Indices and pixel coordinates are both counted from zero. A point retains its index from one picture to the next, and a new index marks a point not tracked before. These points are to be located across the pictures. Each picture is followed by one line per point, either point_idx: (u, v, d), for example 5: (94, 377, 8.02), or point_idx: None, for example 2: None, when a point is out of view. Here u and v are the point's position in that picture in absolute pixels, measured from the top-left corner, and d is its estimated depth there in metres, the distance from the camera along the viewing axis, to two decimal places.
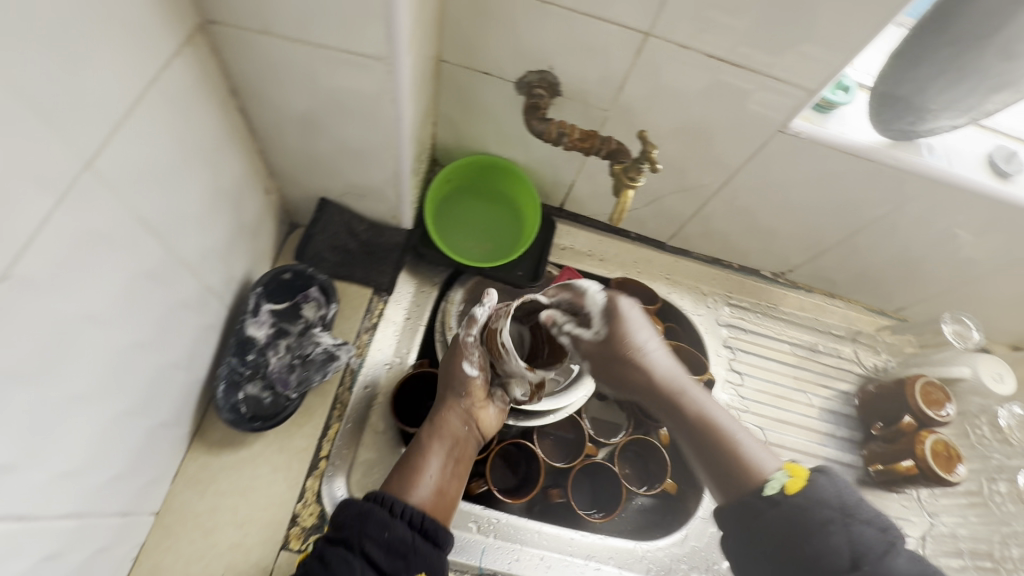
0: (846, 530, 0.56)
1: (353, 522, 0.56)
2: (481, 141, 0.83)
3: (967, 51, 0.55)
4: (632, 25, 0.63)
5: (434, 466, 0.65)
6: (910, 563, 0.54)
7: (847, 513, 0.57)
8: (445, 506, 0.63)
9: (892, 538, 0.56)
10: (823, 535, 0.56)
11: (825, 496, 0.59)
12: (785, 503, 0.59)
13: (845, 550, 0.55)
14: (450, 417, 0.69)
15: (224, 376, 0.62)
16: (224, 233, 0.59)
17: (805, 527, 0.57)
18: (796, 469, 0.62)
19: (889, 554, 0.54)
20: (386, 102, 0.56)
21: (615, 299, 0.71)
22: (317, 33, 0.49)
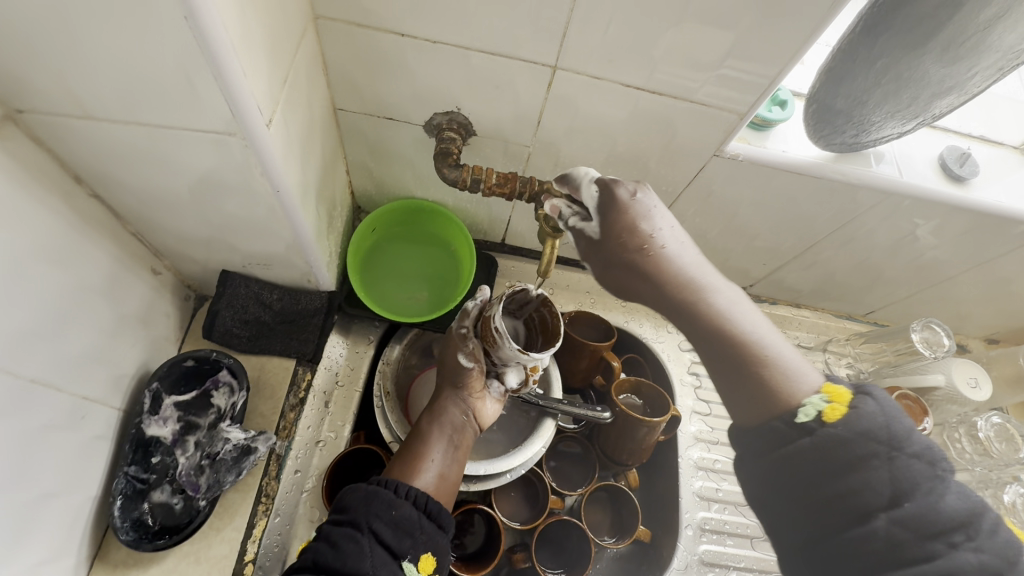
0: (891, 465, 0.46)
1: (359, 503, 0.55)
2: (404, 186, 0.79)
3: (902, 61, 0.53)
4: (538, 59, 0.56)
5: (436, 451, 0.64)
6: (960, 502, 0.45)
7: (894, 446, 0.47)
8: (445, 490, 0.62)
9: (942, 475, 0.46)
10: (863, 468, 0.47)
11: (870, 427, 0.48)
12: (821, 433, 0.49)
13: (887, 487, 0.46)
14: (448, 406, 0.68)
15: (121, 491, 0.59)
16: (101, 333, 0.57)
17: (841, 459, 0.48)
18: (837, 393, 0.51)
19: (937, 493, 0.45)
20: (254, 178, 0.50)
21: (611, 185, 0.58)
22: (149, 113, 0.42)
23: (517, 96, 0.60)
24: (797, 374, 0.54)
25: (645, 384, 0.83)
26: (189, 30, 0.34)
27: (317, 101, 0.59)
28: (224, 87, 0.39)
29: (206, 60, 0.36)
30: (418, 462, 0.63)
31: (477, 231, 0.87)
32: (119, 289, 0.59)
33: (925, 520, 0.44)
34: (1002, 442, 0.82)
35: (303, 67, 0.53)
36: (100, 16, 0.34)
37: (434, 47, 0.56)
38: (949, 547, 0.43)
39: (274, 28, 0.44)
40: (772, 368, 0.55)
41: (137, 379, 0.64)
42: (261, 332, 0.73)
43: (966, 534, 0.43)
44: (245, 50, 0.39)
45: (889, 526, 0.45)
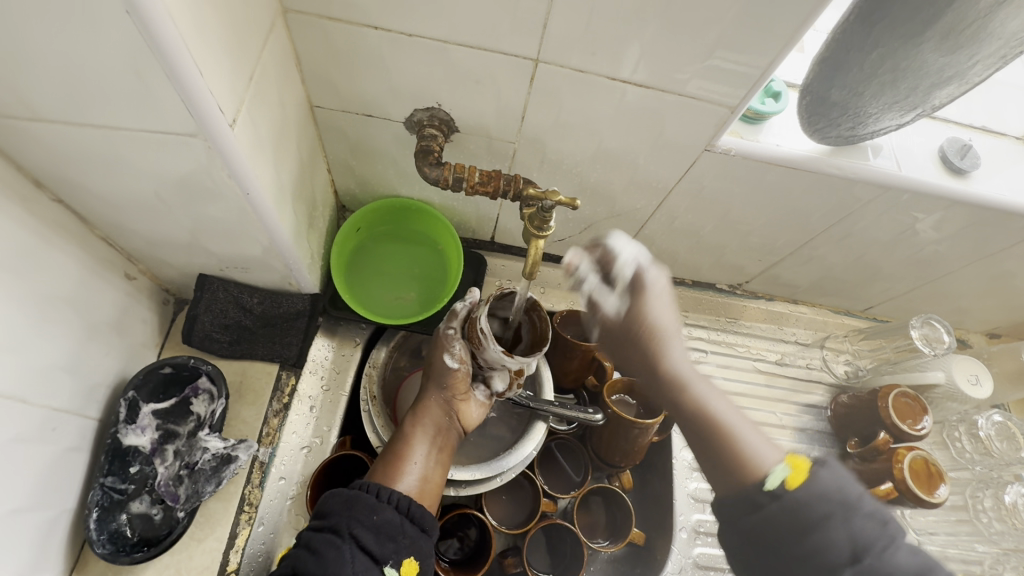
0: (847, 524, 0.47)
1: (340, 508, 0.53)
2: (388, 184, 0.76)
3: (898, 50, 0.50)
4: (518, 52, 0.54)
5: (420, 452, 0.63)
6: (912, 559, 0.45)
7: (849, 506, 0.48)
8: (428, 493, 0.61)
9: (899, 534, 0.46)
10: (821, 529, 0.47)
11: (827, 487, 0.49)
12: (787, 498, 0.49)
13: (845, 545, 0.46)
14: (432, 407, 0.66)
15: (97, 503, 0.58)
16: (70, 341, 0.55)
17: (801, 521, 0.48)
18: (796, 461, 0.51)
19: (891, 549, 0.45)
20: (222, 180, 0.48)
21: (639, 272, 0.67)
22: (108, 116, 0.40)
23: (498, 91, 0.58)
24: (759, 447, 0.55)
25: (638, 384, 0.80)
26: (135, 26, 0.33)
27: (292, 98, 0.57)
28: (177, 84, 0.37)
29: (156, 58, 0.35)
30: (401, 465, 0.61)
31: (465, 229, 0.85)
32: (90, 295, 0.57)
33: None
34: (1003, 440, 0.82)
35: (273, 64, 0.51)
36: (47, 17, 0.33)
37: (411, 41, 0.54)
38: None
39: (238, 23, 0.42)
40: (746, 441, 0.57)
41: (113, 387, 0.63)
42: (243, 336, 0.71)
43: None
44: (202, 47, 0.37)
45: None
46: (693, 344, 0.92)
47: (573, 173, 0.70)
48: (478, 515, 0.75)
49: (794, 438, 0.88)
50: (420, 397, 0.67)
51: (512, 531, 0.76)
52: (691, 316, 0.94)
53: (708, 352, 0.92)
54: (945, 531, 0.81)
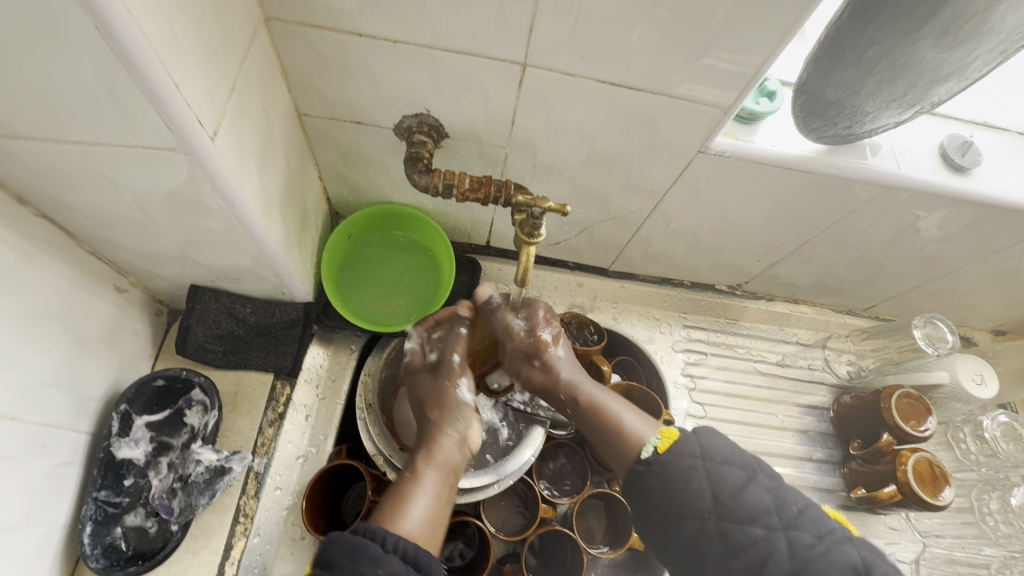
0: (708, 474, 0.54)
1: (343, 560, 0.46)
2: (380, 191, 0.76)
3: (895, 47, 0.49)
4: (505, 56, 0.53)
5: (428, 491, 0.57)
6: (767, 494, 0.52)
7: (709, 457, 0.55)
8: (435, 535, 0.54)
9: (753, 472, 0.54)
10: (685, 483, 0.54)
11: (689, 449, 0.56)
12: (655, 462, 0.56)
13: (708, 492, 0.53)
14: (443, 440, 0.61)
15: (90, 517, 0.58)
16: (58, 354, 0.55)
17: (670, 480, 0.55)
18: (668, 431, 0.59)
19: (747, 489, 0.52)
20: (204, 190, 0.48)
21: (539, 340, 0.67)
22: (89, 133, 0.41)
23: (486, 96, 0.58)
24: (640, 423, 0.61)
25: (638, 389, 0.79)
26: (103, 40, 0.34)
27: (277, 107, 0.57)
28: (146, 88, 0.37)
29: (129, 74, 0.36)
30: (408, 505, 0.55)
31: (461, 234, 0.84)
32: (76, 309, 0.58)
33: (741, 518, 0.51)
34: (1009, 442, 0.81)
35: (255, 74, 0.50)
36: (22, 43, 0.34)
37: (395, 47, 0.53)
38: (767, 532, 0.50)
39: (212, 33, 0.42)
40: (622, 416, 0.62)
41: (106, 401, 0.63)
42: (236, 346, 0.71)
43: (777, 516, 0.51)
44: (177, 62, 0.38)
45: (719, 527, 0.51)
46: (691, 346, 0.91)
47: (566, 177, 0.69)
48: (475, 522, 0.72)
49: (796, 440, 0.87)
50: (425, 430, 0.63)
51: (508, 538, 0.73)
52: (690, 318, 0.93)
53: (707, 354, 0.91)
54: (950, 534, 0.81)
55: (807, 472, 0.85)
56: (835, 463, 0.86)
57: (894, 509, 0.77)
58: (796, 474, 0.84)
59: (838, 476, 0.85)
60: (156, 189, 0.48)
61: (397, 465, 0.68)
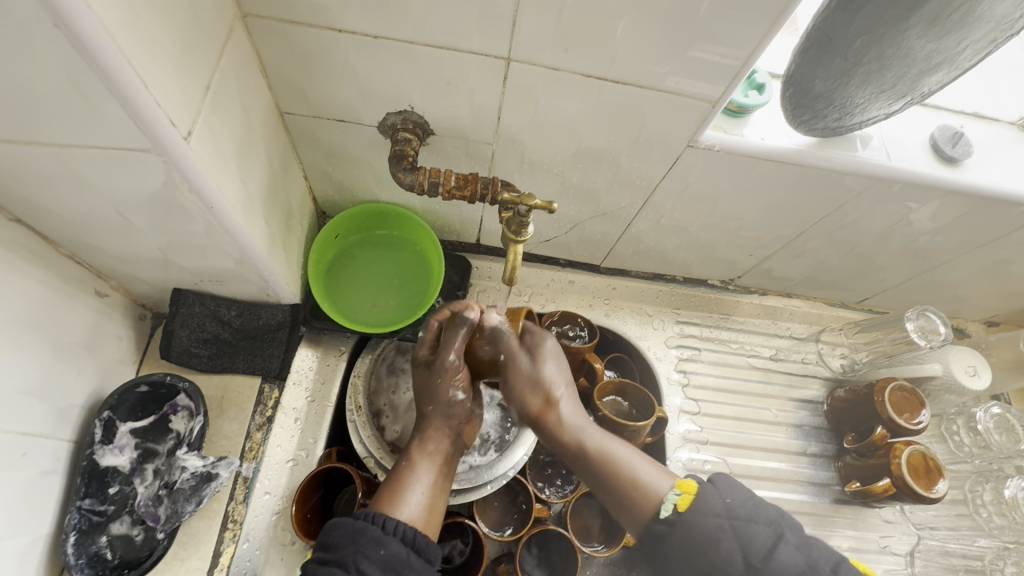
0: (737, 535, 0.52)
1: (345, 542, 0.51)
2: (367, 190, 0.75)
3: (883, 37, 0.48)
4: (489, 51, 0.52)
5: (423, 481, 0.61)
6: (797, 552, 0.51)
7: (734, 517, 0.53)
8: (431, 522, 0.59)
9: (780, 529, 0.52)
10: (713, 547, 0.52)
11: (713, 507, 0.54)
12: (680, 525, 0.55)
13: (738, 555, 0.51)
14: (433, 431, 0.65)
15: (74, 526, 0.56)
16: (37, 361, 0.54)
17: (699, 544, 0.53)
18: (686, 484, 0.57)
19: (776, 548, 0.51)
20: (182, 192, 0.46)
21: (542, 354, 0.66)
22: (58, 134, 0.40)
23: (471, 92, 0.57)
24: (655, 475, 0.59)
25: (631, 385, 0.78)
26: (63, 37, 0.32)
27: (257, 106, 0.56)
28: (111, 87, 0.35)
29: (93, 72, 0.34)
30: (405, 495, 0.59)
31: (450, 233, 0.83)
32: (55, 315, 0.56)
33: None
34: (1002, 433, 0.80)
35: (232, 72, 0.49)
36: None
37: (376, 43, 0.52)
38: None
39: (183, 30, 0.41)
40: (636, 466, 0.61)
41: (89, 408, 0.61)
42: (222, 350, 0.69)
43: None
44: (145, 59, 0.37)
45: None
46: (684, 341, 0.90)
47: (554, 173, 0.68)
48: (469, 522, 0.72)
49: (790, 434, 0.87)
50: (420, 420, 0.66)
51: (504, 539, 0.72)
52: (683, 313, 0.92)
53: (701, 349, 0.90)
54: (945, 526, 0.82)
55: (802, 466, 0.84)
56: (829, 457, 0.85)
57: (887, 502, 0.77)
58: (790, 469, 0.84)
59: (832, 470, 0.85)
60: (132, 191, 0.47)
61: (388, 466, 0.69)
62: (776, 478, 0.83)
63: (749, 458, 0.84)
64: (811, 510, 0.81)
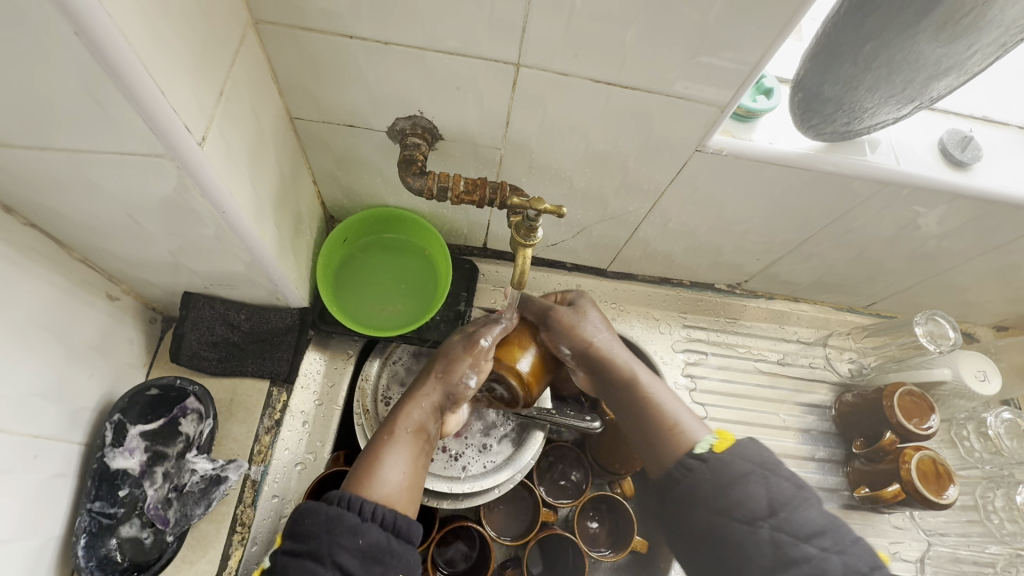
0: (766, 483, 0.51)
1: (319, 530, 0.47)
2: (375, 194, 0.75)
3: (892, 43, 0.48)
4: (499, 57, 0.52)
5: (404, 456, 0.58)
6: (822, 517, 0.49)
7: (768, 465, 0.52)
8: (409, 499, 0.55)
9: (809, 493, 0.51)
10: (743, 486, 0.51)
11: (749, 454, 0.53)
12: (712, 460, 0.53)
13: (763, 499, 0.50)
14: (418, 407, 0.62)
15: (84, 528, 0.57)
16: (52, 365, 0.55)
17: (725, 480, 0.52)
18: (723, 432, 0.56)
19: (803, 506, 0.50)
20: (194, 197, 0.47)
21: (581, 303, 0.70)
22: (75, 142, 0.41)
23: (480, 98, 0.57)
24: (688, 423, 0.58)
25: None
26: (82, 45, 0.33)
27: (268, 111, 0.56)
28: (127, 92, 0.36)
29: (113, 81, 0.35)
30: (381, 467, 0.55)
31: (457, 237, 0.83)
32: (68, 317, 0.57)
33: (794, 531, 0.48)
34: (1013, 438, 0.80)
35: (244, 78, 0.50)
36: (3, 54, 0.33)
37: (386, 48, 0.52)
38: (822, 551, 0.47)
39: (197, 35, 0.41)
40: (669, 411, 0.60)
41: (99, 410, 0.62)
42: (231, 353, 0.70)
43: (831, 539, 0.48)
44: (161, 65, 0.37)
45: (773, 536, 0.48)
46: (691, 345, 0.90)
47: (562, 177, 0.68)
48: (477, 527, 0.71)
49: (798, 439, 0.86)
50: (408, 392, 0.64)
51: (511, 543, 0.72)
52: (690, 317, 0.92)
53: (708, 354, 0.90)
54: (956, 532, 0.81)
55: (809, 472, 0.84)
56: (837, 462, 0.85)
57: (897, 508, 0.77)
58: (798, 474, 0.84)
59: (841, 475, 0.84)
60: (145, 196, 0.47)
61: None
62: None
63: None
64: None
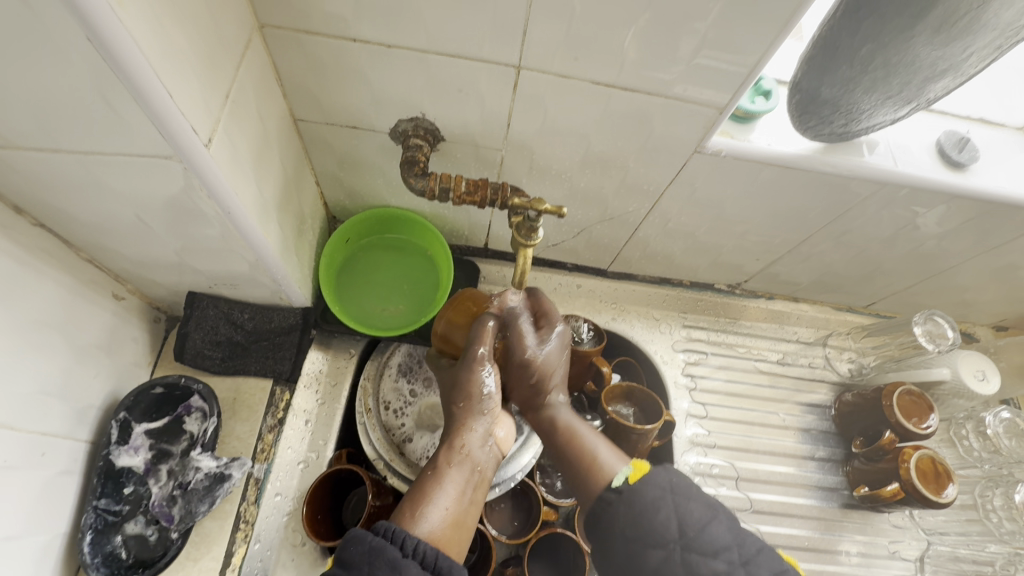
0: (676, 506, 0.53)
1: (360, 560, 0.46)
2: (377, 195, 0.76)
3: (889, 45, 0.49)
4: (500, 59, 0.53)
5: (451, 491, 0.56)
6: (728, 532, 0.51)
7: (676, 491, 0.54)
8: (455, 537, 0.54)
9: (716, 511, 0.53)
10: (653, 514, 0.52)
11: (657, 480, 0.55)
12: (625, 492, 0.54)
13: (674, 524, 0.52)
14: (466, 437, 0.61)
15: (90, 525, 0.57)
16: (59, 363, 0.56)
17: (639, 509, 0.53)
18: (639, 464, 0.57)
19: (710, 525, 0.52)
20: (200, 197, 0.47)
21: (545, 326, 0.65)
22: (84, 144, 0.42)
23: (482, 100, 0.58)
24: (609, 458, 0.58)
25: (639, 390, 0.78)
26: (95, 50, 0.34)
27: (272, 113, 0.57)
28: (135, 94, 0.36)
29: (123, 84, 0.36)
30: (427, 506, 0.54)
31: (458, 237, 0.84)
32: (75, 317, 0.58)
33: (704, 553, 0.50)
34: (1011, 437, 0.80)
35: (250, 81, 0.50)
36: (14, 56, 0.34)
37: (389, 51, 0.53)
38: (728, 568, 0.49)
39: (205, 38, 0.42)
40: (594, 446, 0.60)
41: (105, 409, 0.63)
42: (235, 353, 0.71)
43: (737, 553, 0.50)
44: (168, 67, 0.38)
45: (685, 558, 0.50)
46: (691, 345, 0.90)
47: (563, 178, 0.69)
48: (477, 525, 0.71)
49: (798, 439, 0.87)
50: (450, 421, 0.62)
51: (511, 541, 0.72)
52: (690, 318, 0.92)
53: (708, 354, 0.90)
54: (955, 531, 0.81)
55: (809, 470, 0.84)
56: (837, 462, 0.85)
57: (896, 507, 0.77)
58: (798, 474, 0.84)
59: (841, 475, 0.84)
60: (153, 197, 0.48)
61: (397, 469, 0.70)
62: (782, 483, 0.83)
63: (756, 462, 0.84)
64: (818, 515, 0.81)
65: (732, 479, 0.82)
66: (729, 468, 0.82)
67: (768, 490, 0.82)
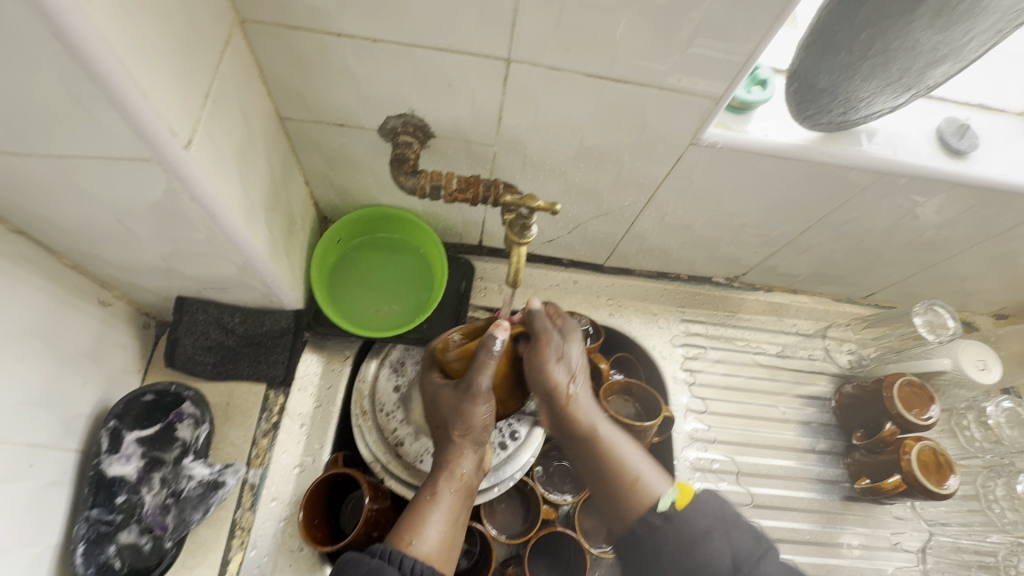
0: (725, 537, 0.58)
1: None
2: (368, 194, 0.74)
3: (888, 30, 0.47)
4: (490, 52, 0.51)
5: (446, 513, 0.59)
6: (779, 568, 0.55)
7: (726, 521, 0.60)
8: (449, 556, 0.57)
9: (766, 547, 0.57)
10: (704, 542, 0.58)
11: (706, 507, 0.61)
12: (676, 519, 0.61)
13: (726, 555, 0.56)
14: (460, 463, 0.62)
15: (82, 536, 0.56)
16: (45, 373, 0.55)
17: (689, 540, 0.59)
18: (684, 488, 0.64)
19: (761, 560, 0.56)
20: (183, 200, 0.46)
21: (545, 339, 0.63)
22: (58, 146, 0.40)
23: (472, 95, 0.56)
24: (649, 479, 0.65)
25: (638, 386, 0.77)
26: (61, 48, 0.32)
27: (257, 111, 0.55)
28: (108, 93, 0.35)
29: (92, 82, 0.34)
30: (423, 527, 0.56)
31: (452, 235, 0.83)
32: (59, 325, 0.56)
33: None
34: (1014, 427, 0.81)
35: (232, 79, 0.49)
36: None
37: (374, 46, 0.52)
38: None
39: (179, 33, 0.40)
40: (631, 466, 0.67)
41: (95, 417, 0.62)
42: (227, 357, 0.69)
43: None
44: (140, 64, 0.36)
45: None
46: (690, 340, 0.89)
47: (557, 173, 0.67)
48: (477, 526, 0.70)
49: (798, 432, 0.86)
50: (444, 446, 0.63)
51: (511, 541, 0.71)
52: (688, 312, 0.91)
53: (707, 348, 0.89)
54: (956, 522, 0.80)
55: (810, 464, 0.84)
56: (837, 454, 0.85)
57: (898, 498, 0.77)
58: (799, 467, 0.83)
59: (842, 467, 0.84)
60: (135, 202, 0.47)
61: (394, 471, 0.69)
62: (784, 476, 0.82)
63: (756, 457, 0.83)
64: (820, 508, 0.81)
65: (731, 474, 0.81)
66: (729, 462, 0.82)
67: (769, 484, 0.82)
